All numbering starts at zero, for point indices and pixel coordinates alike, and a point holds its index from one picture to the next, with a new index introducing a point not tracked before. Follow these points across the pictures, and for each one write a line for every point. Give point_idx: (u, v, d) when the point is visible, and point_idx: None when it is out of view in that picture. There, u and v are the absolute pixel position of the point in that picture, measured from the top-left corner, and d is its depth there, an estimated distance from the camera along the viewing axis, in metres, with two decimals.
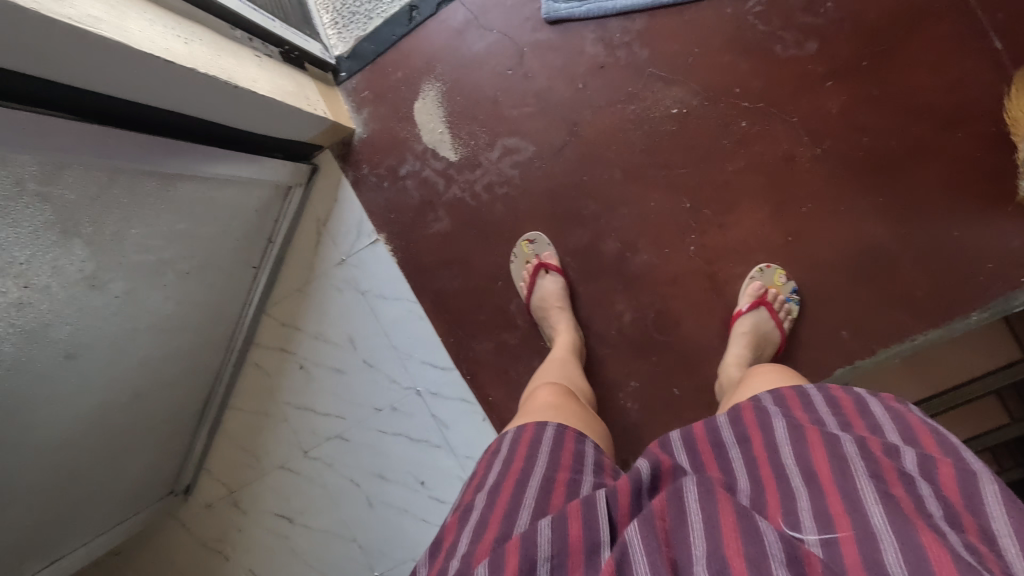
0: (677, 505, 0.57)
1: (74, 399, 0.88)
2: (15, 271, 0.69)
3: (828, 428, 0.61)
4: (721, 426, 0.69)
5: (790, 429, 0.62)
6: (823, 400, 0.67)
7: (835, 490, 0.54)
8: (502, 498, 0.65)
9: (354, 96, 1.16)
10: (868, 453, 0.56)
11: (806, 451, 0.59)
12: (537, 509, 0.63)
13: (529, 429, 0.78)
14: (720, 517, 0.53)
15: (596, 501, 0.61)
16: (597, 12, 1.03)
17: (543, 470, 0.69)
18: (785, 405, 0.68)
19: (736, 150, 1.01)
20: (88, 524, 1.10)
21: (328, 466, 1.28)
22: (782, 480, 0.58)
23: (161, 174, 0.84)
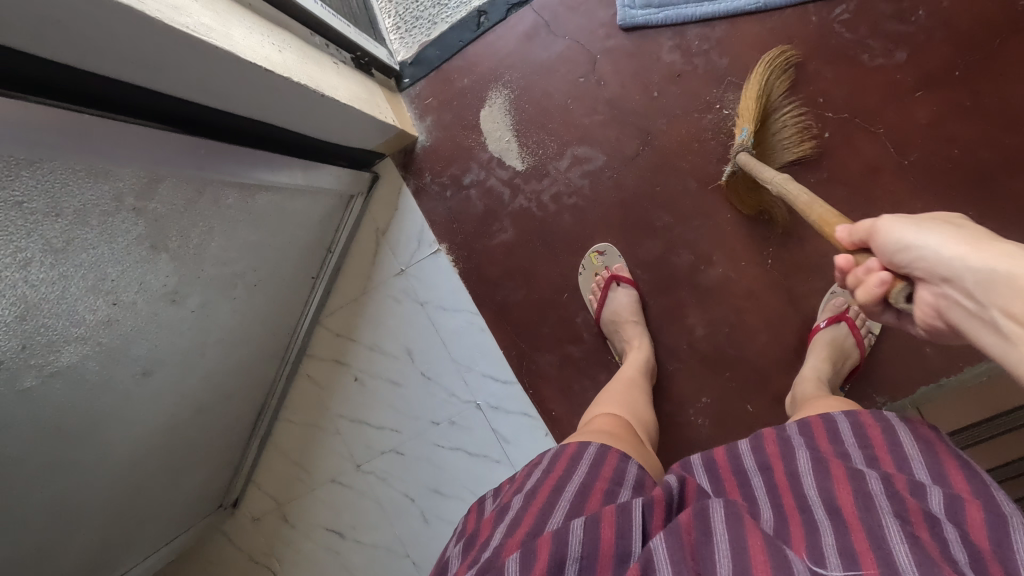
0: (702, 521, 0.55)
1: (145, 416, 0.85)
2: (105, 287, 0.66)
3: (852, 465, 0.60)
4: (745, 455, 0.68)
5: (814, 461, 0.62)
6: (850, 427, 0.66)
7: (859, 526, 0.53)
8: (537, 500, 0.62)
9: (417, 103, 1.14)
10: (893, 491, 0.56)
11: (828, 485, 0.58)
12: (573, 510, 0.60)
13: (571, 446, 0.73)
14: (749, 542, 0.52)
15: (631, 510, 0.58)
16: (675, 19, 1.01)
17: (583, 475, 0.66)
18: (810, 437, 0.67)
19: (818, 161, 0.98)
20: (144, 540, 1.08)
21: (381, 480, 1.24)
22: (805, 512, 0.57)
23: (242, 185, 0.82)
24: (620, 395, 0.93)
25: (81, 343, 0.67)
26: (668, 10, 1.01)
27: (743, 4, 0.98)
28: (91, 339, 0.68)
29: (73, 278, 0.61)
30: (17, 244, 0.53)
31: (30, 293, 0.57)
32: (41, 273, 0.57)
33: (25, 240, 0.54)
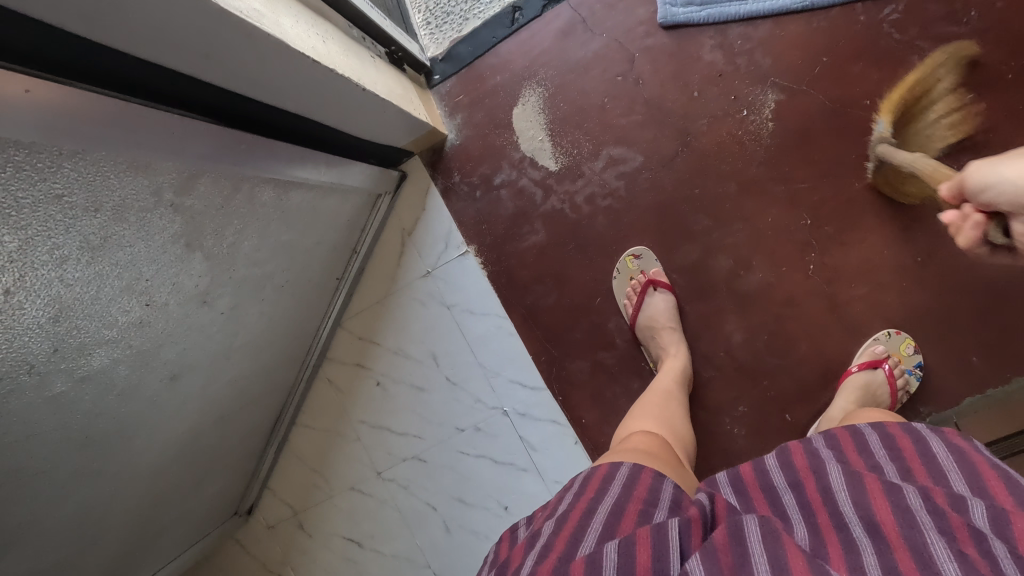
0: (738, 542, 0.51)
1: (170, 422, 0.81)
2: (139, 287, 0.62)
3: (887, 478, 0.54)
4: (772, 471, 0.62)
5: (845, 474, 0.56)
6: (879, 441, 0.61)
7: (901, 546, 0.47)
8: (569, 522, 0.57)
9: (447, 100, 1.11)
10: (932, 505, 0.50)
11: (864, 500, 0.52)
12: (606, 534, 0.54)
13: (602, 467, 0.67)
14: (789, 563, 0.47)
15: (667, 529, 0.53)
16: (717, 18, 0.99)
17: (616, 496, 0.60)
18: (840, 451, 0.61)
19: (863, 165, 0.95)
20: (160, 549, 1.04)
21: (403, 488, 1.20)
22: (842, 531, 0.51)
23: (278, 182, 0.78)
24: (656, 408, 0.90)
25: (112, 346, 0.63)
26: (710, 8, 0.99)
27: (789, 3, 0.96)
28: (121, 342, 0.64)
29: (108, 277, 0.58)
30: (54, 239, 0.50)
31: (65, 292, 0.54)
32: (77, 271, 0.54)
33: (62, 236, 0.51)
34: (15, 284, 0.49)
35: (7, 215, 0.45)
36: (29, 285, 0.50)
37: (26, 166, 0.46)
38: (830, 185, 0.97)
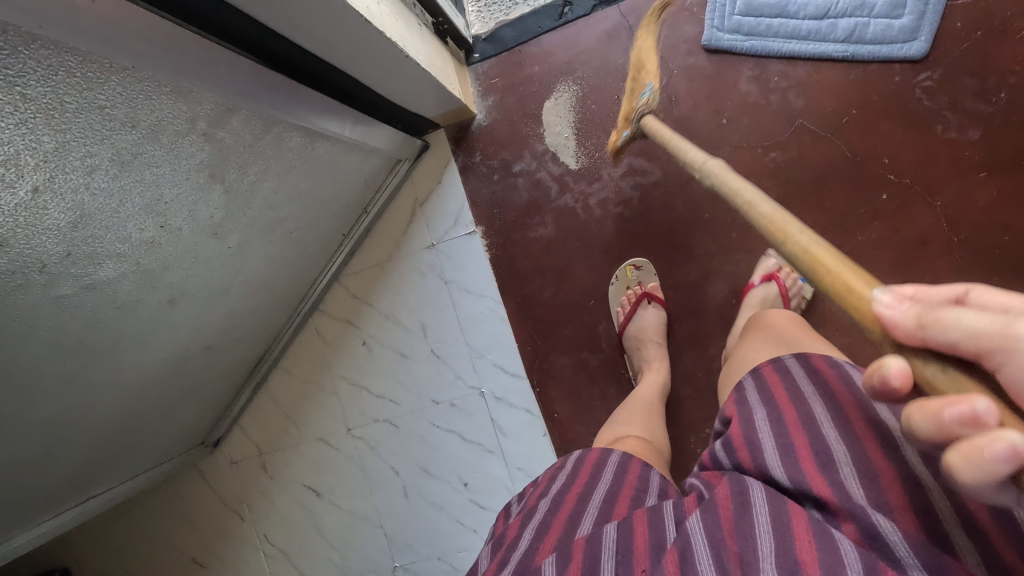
0: (738, 497, 0.53)
1: (160, 344, 0.83)
2: (158, 209, 0.64)
3: (819, 439, 0.53)
4: (721, 454, 0.60)
5: (772, 422, 0.57)
6: (805, 374, 0.60)
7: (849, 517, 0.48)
8: (566, 506, 0.61)
9: (482, 80, 1.12)
10: (864, 463, 0.50)
11: (803, 469, 0.52)
12: (601, 516, 0.58)
13: (593, 453, 0.71)
14: (790, 519, 0.49)
15: (664, 513, 0.56)
16: (761, 50, 0.99)
17: (608, 485, 0.63)
18: (771, 401, 0.59)
19: (870, 220, 0.98)
20: (125, 466, 1.06)
21: (371, 449, 1.23)
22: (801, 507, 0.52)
23: (307, 131, 0.79)
24: (639, 416, 0.93)
25: (121, 260, 0.64)
26: (755, 40, 0.99)
27: (832, 50, 0.97)
28: (131, 258, 0.65)
29: (130, 194, 0.59)
30: (88, 147, 0.51)
31: (89, 201, 0.55)
32: (104, 183, 0.55)
33: (97, 146, 0.52)
34: (45, 185, 0.50)
35: (49, 116, 0.46)
36: (57, 188, 0.51)
37: (77, 73, 0.47)
38: (835, 234, 0.99)
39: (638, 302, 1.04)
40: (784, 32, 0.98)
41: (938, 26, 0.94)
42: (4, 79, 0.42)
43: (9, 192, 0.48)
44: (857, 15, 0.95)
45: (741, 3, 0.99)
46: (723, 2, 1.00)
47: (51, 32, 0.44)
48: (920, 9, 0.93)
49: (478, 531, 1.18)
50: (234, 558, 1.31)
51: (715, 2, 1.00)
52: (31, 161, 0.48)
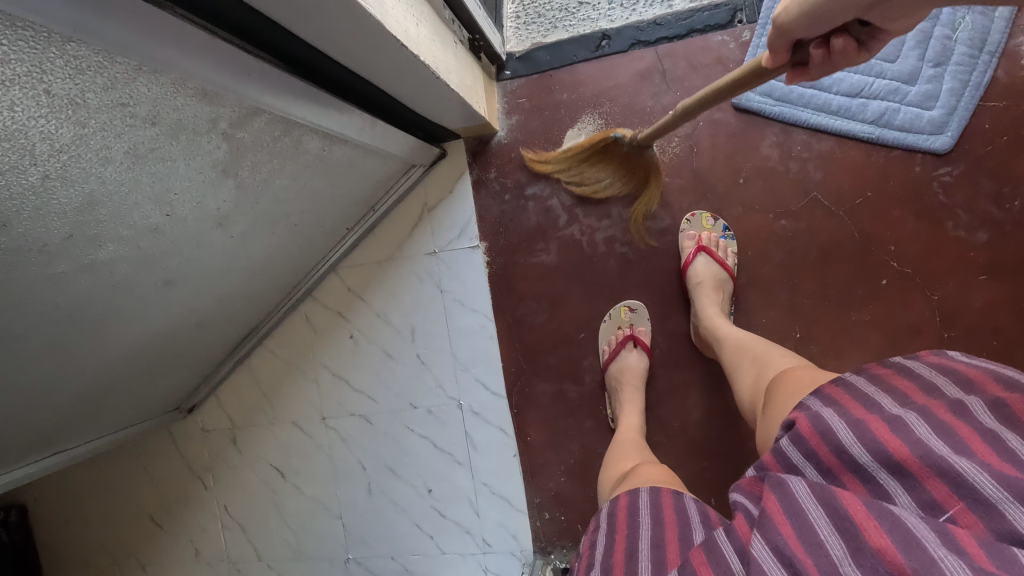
0: (789, 502, 0.53)
1: (150, 319, 0.83)
2: (167, 199, 0.64)
3: (888, 415, 0.54)
4: (788, 449, 0.59)
5: (850, 424, 0.54)
6: (866, 382, 0.62)
7: (931, 474, 0.48)
8: (616, 567, 0.64)
9: (509, 98, 1.11)
10: (937, 423, 0.51)
11: (872, 438, 0.52)
12: (659, 570, 0.61)
13: (622, 498, 0.76)
14: (847, 509, 0.49)
15: (718, 544, 0.58)
16: (789, 118, 0.99)
17: (650, 531, 0.67)
18: (836, 405, 0.59)
19: (866, 303, 0.99)
20: (97, 424, 1.07)
21: (342, 440, 1.24)
22: (871, 481, 0.52)
23: (327, 135, 0.79)
24: (631, 452, 0.92)
25: (123, 244, 0.64)
26: (785, 107, 0.99)
27: (858, 129, 0.97)
28: (133, 243, 0.65)
29: (140, 184, 0.59)
30: (105, 140, 0.51)
31: (99, 190, 0.55)
32: (116, 173, 0.55)
33: (114, 139, 0.52)
34: (57, 173, 0.50)
35: (72, 111, 0.46)
36: (68, 175, 0.51)
37: (108, 73, 0.47)
38: (830, 310, 1.00)
39: (625, 343, 1.06)
40: (814, 104, 0.98)
41: (966, 124, 0.94)
42: (28, 77, 0.41)
43: (20, 176, 0.48)
44: (888, 100, 0.95)
45: None
46: None
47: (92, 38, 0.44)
48: (952, 105, 0.94)
49: (434, 538, 1.21)
50: (194, 521, 1.35)
51: (752, 62, 1.00)
52: (48, 150, 0.47)
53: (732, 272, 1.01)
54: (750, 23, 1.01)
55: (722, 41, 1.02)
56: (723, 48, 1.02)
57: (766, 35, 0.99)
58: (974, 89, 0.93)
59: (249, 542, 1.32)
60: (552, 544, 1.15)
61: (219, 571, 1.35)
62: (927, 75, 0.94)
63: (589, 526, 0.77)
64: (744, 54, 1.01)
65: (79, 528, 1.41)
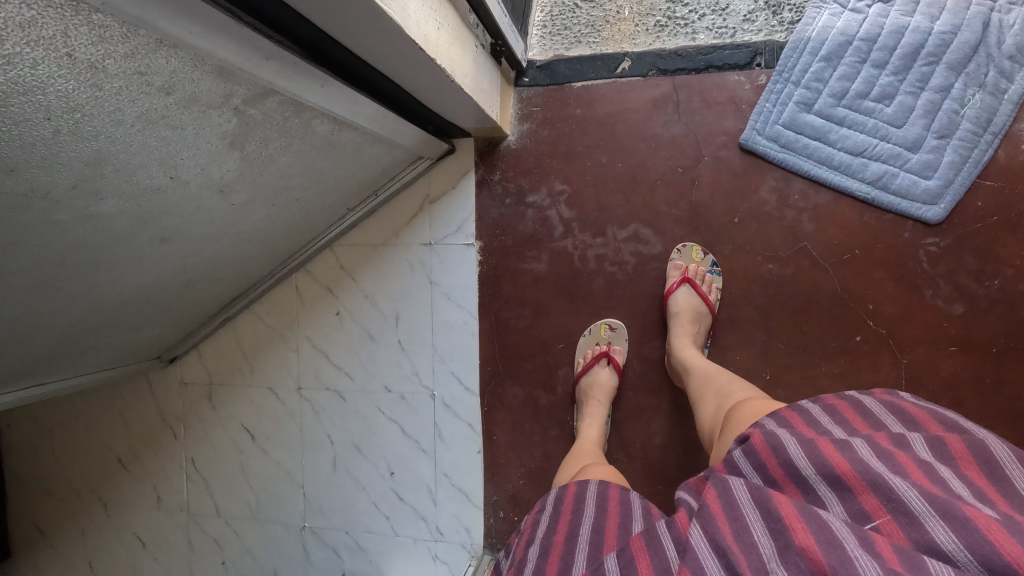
0: (729, 503, 0.56)
1: (141, 271, 0.85)
2: (172, 163, 0.66)
3: (836, 437, 0.57)
4: (739, 459, 0.62)
5: (802, 442, 0.57)
6: (821, 410, 0.64)
7: (865, 488, 0.51)
8: (556, 551, 0.68)
9: (524, 105, 1.13)
10: (879, 450, 0.54)
11: (817, 453, 0.55)
12: (594, 552, 0.65)
13: (572, 488, 0.81)
14: (780, 512, 0.51)
15: (658, 536, 0.61)
16: (791, 166, 1.01)
17: (592, 519, 0.72)
18: (790, 427, 0.62)
19: (837, 356, 1.01)
20: (78, 364, 1.09)
21: (314, 412, 1.27)
22: (810, 492, 0.54)
23: (337, 120, 0.80)
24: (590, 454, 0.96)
25: (124, 200, 0.66)
26: (789, 154, 1.01)
27: (856, 188, 0.99)
28: (134, 199, 0.67)
29: (148, 146, 0.61)
30: (119, 103, 0.53)
31: (106, 147, 0.57)
32: (124, 135, 0.57)
33: (127, 103, 0.54)
34: (69, 129, 0.52)
35: (91, 73, 0.48)
36: (80, 131, 0.53)
37: (132, 44, 0.49)
38: (801, 357, 1.03)
39: (599, 358, 1.08)
40: (817, 156, 1.00)
41: (961, 198, 0.96)
42: (51, 40, 0.43)
43: (34, 129, 0.50)
44: (889, 163, 0.97)
45: (786, 115, 1.00)
46: (771, 109, 1.01)
47: (124, 14, 0.46)
48: (949, 177, 0.95)
49: (389, 519, 1.24)
50: (159, 468, 1.38)
51: (764, 106, 1.01)
52: (63, 107, 0.49)
53: (712, 307, 1.03)
54: (767, 68, 1.02)
55: (738, 82, 1.03)
56: (738, 88, 1.03)
57: (781, 82, 1.00)
58: (973, 165, 0.95)
59: (211, 496, 1.35)
60: (501, 542, 1.18)
61: (177, 520, 1.38)
62: (931, 145, 0.95)
63: (537, 505, 0.82)
64: (757, 97, 1.02)
65: (47, 458, 1.44)
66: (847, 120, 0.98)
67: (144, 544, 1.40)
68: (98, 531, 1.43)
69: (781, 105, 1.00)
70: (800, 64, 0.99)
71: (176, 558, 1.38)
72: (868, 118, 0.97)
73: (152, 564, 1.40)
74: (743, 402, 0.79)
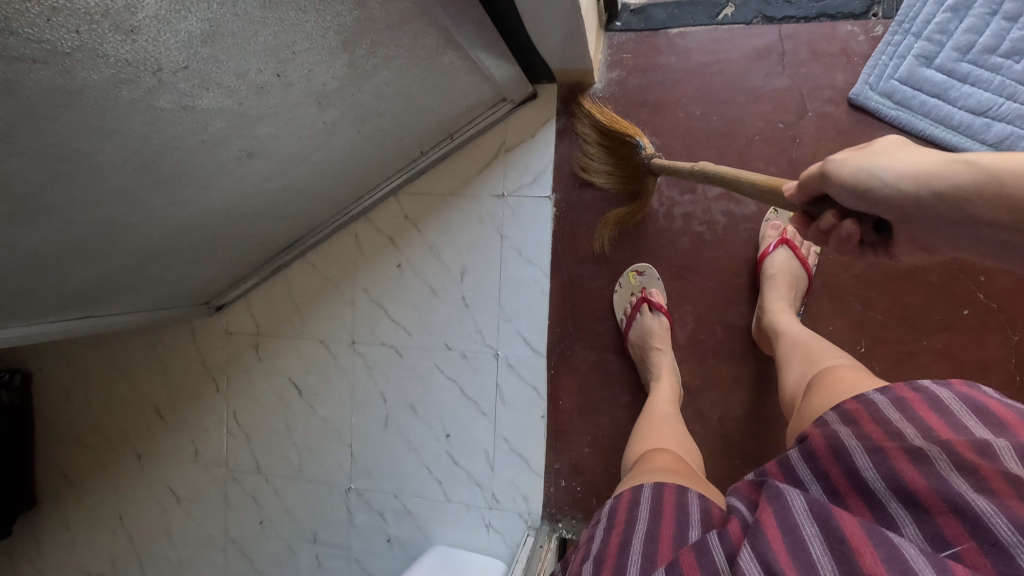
0: (785, 518, 0.50)
1: (220, 191, 0.79)
2: (284, 56, 0.60)
3: (908, 442, 0.51)
4: (797, 464, 0.57)
5: (869, 450, 0.52)
6: (888, 403, 0.57)
7: (944, 509, 0.45)
8: (606, 565, 0.56)
9: (614, 51, 1.07)
10: (960, 459, 0.47)
11: (886, 465, 0.50)
12: (648, 566, 0.54)
13: (625, 494, 0.67)
14: (846, 532, 0.46)
15: (710, 547, 0.52)
16: (904, 125, 0.95)
17: (647, 524, 0.60)
18: (855, 425, 0.56)
19: (940, 329, 0.95)
20: (130, 298, 1.04)
21: (367, 368, 1.21)
22: (878, 508, 0.49)
23: (446, 34, 0.76)
24: (660, 429, 0.86)
25: (226, 95, 0.60)
26: (903, 112, 0.95)
27: (976, 150, 0.91)
28: (236, 96, 0.61)
29: (268, 28, 0.55)
30: None
31: (227, 20, 0.51)
32: (250, 7, 0.51)
33: None
34: None
35: None
36: None
37: None
38: (900, 329, 0.96)
39: (638, 307, 1.03)
40: (934, 115, 0.93)
41: None
42: None
43: None
44: (1015, 125, 0.89)
45: (904, 69, 0.94)
46: (887, 62, 0.95)
47: None
48: None
49: (441, 484, 1.18)
50: (197, 420, 1.32)
51: (879, 59, 0.95)
52: None
53: (811, 270, 0.98)
54: (884, 18, 0.97)
55: (852, 32, 0.98)
56: (851, 39, 0.98)
57: (900, 34, 0.94)
58: None
59: (251, 452, 1.29)
60: (561, 512, 1.12)
61: (214, 476, 1.31)
62: None
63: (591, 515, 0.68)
64: (871, 50, 0.97)
65: (80, 406, 1.39)
66: (971, 76, 0.91)
67: (178, 499, 1.34)
68: (129, 484, 1.37)
69: (898, 58, 0.94)
70: (924, 14, 0.93)
71: (211, 515, 1.31)
72: (995, 75, 0.90)
73: (185, 520, 1.33)
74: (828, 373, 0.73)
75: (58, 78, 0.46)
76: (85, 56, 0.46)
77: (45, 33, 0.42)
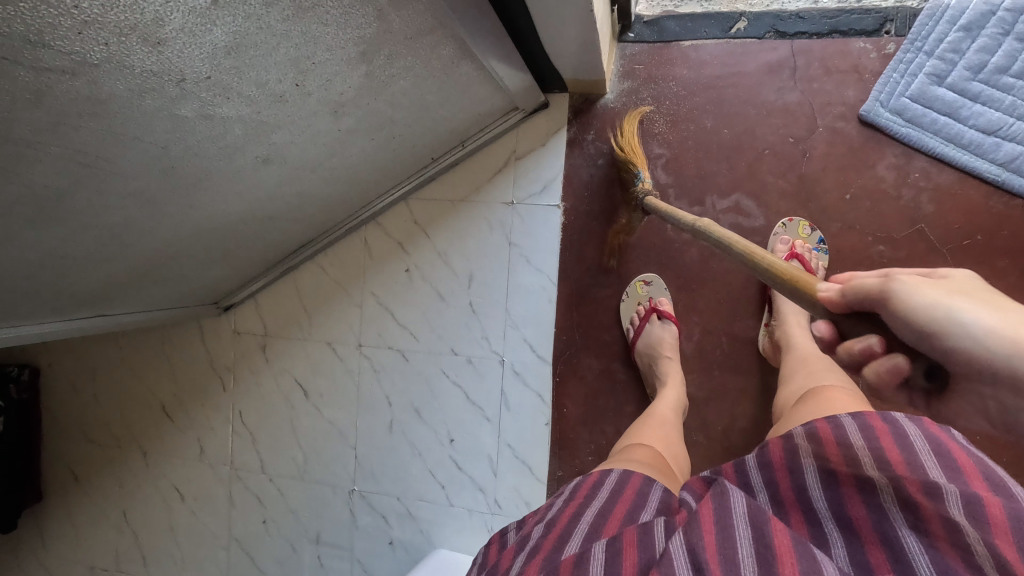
0: (721, 513, 0.53)
1: (235, 195, 0.80)
2: (304, 67, 0.61)
3: (861, 471, 0.55)
4: (751, 469, 0.63)
5: (821, 472, 0.57)
6: (854, 428, 0.59)
7: (874, 541, 0.51)
8: (557, 528, 0.59)
9: (626, 61, 1.07)
10: (907, 498, 0.51)
11: (836, 491, 0.55)
12: (592, 535, 0.56)
13: (592, 474, 0.68)
14: (774, 540, 0.50)
15: (652, 530, 0.55)
16: (914, 143, 0.95)
17: (602, 502, 0.61)
18: (816, 440, 0.60)
19: None
20: (141, 298, 1.05)
21: (373, 371, 1.22)
22: (815, 526, 0.55)
23: (462, 45, 0.77)
24: (649, 431, 0.87)
25: (246, 103, 0.61)
26: (913, 129, 0.95)
27: (985, 169, 0.92)
28: (255, 105, 0.62)
29: (290, 40, 0.56)
30: None
31: (251, 32, 0.52)
32: (273, 19, 0.52)
33: None
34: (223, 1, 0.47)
35: None
36: (230, 6, 0.48)
37: None
38: None
39: (648, 316, 1.04)
40: (945, 133, 0.94)
41: None
42: None
43: None
44: None
45: (915, 87, 0.94)
46: (898, 80, 0.95)
47: None
48: None
49: (444, 489, 1.18)
50: (204, 419, 1.33)
51: (890, 76, 0.96)
52: None
53: None
54: (897, 36, 0.97)
55: (864, 49, 0.99)
56: (863, 56, 0.99)
57: (912, 51, 0.95)
58: None
59: (256, 452, 1.30)
60: None
61: (219, 475, 1.32)
62: None
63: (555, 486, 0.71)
64: (883, 67, 0.97)
65: (89, 403, 1.40)
66: (983, 95, 0.91)
67: (183, 497, 1.35)
68: (135, 480, 1.38)
69: (909, 76, 0.95)
70: (936, 33, 0.93)
71: (215, 514, 1.32)
72: (1006, 95, 0.90)
73: (189, 517, 1.34)
74: (823, 390, 0.74)
75: (85, 89, 0.47)
76: (112, 67, 0.47)
77: (75, 45, 0.43)
